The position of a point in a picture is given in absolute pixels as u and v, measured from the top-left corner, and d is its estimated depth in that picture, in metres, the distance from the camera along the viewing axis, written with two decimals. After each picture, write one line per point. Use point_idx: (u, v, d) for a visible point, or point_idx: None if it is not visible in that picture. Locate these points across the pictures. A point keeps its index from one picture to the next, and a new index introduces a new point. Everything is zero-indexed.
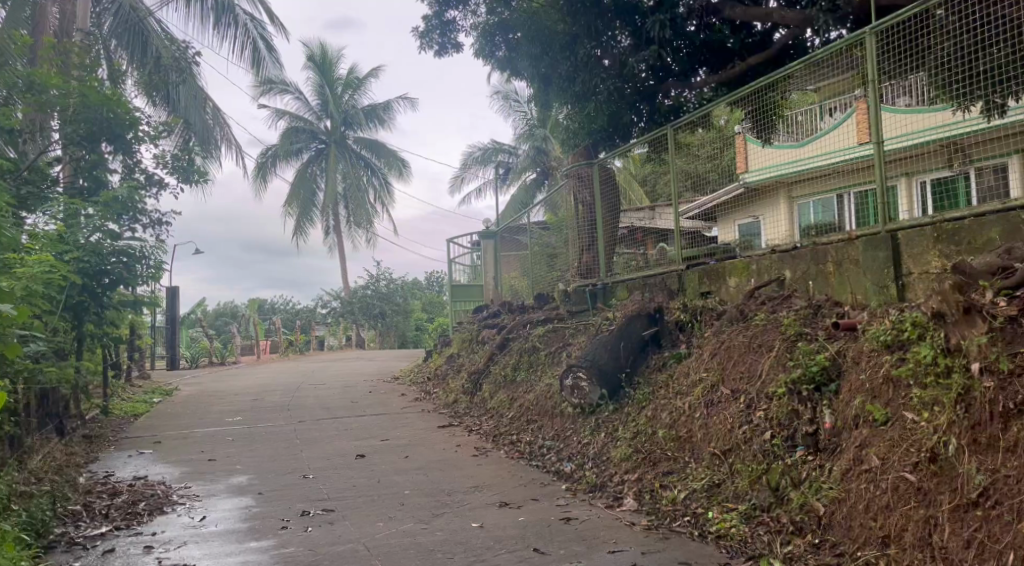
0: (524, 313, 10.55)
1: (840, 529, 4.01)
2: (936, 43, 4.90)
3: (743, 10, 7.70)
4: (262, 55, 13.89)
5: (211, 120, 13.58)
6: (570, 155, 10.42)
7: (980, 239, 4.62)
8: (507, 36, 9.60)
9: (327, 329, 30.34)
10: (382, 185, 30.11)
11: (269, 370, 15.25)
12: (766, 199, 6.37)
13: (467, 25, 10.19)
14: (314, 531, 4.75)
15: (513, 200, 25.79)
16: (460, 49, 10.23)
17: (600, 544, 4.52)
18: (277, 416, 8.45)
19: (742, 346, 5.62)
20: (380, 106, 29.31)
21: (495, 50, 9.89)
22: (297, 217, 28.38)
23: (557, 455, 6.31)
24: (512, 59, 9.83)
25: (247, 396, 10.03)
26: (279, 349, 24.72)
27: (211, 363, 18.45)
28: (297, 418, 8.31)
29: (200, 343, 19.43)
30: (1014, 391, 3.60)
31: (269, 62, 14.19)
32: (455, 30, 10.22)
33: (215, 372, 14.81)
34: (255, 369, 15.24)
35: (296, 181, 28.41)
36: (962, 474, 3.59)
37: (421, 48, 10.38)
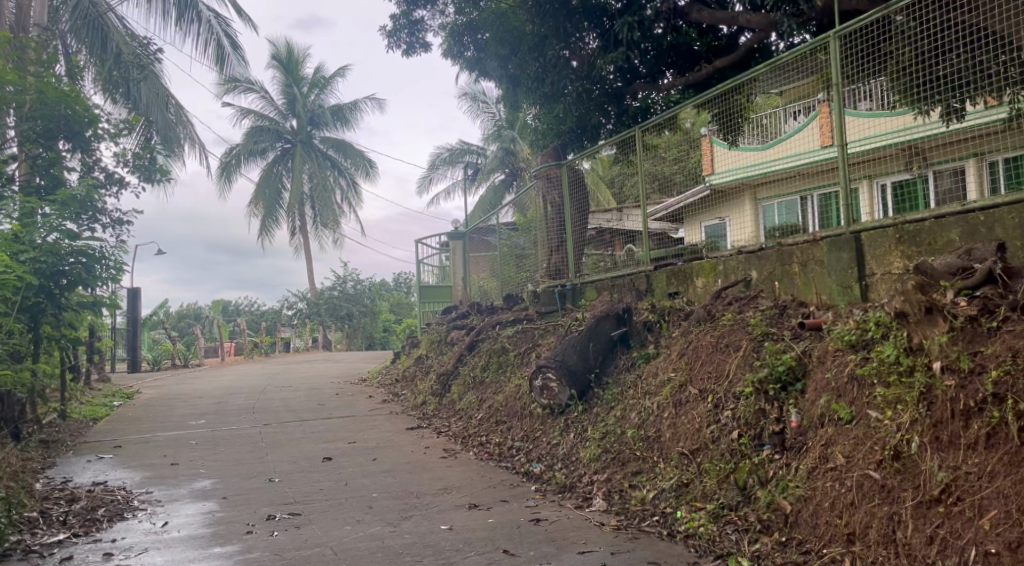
0: (493, 313, 10.54)
1: (806, 527, 4.02)
2: (897, 49, 5.02)
3: (709, 13, 7.74)
4: (226, 52, 13.71)
5: (174, 118, 13.34)
6: (538, 156, 10.42)
7: (940, 240, 4.72)
8: (475, 36, 9.59)
9: (293, 331, 30.11)
10: (349, 186, 29.98)
11: (232, 371, 15.11)
12: (732, 201, 6.42)
13: (435, 25, 10.17)
14: (279, 536, 4.66)
15: (482, 201, 25.65)
16: (428, 49, 10.19)
17: (571, 545, 4.50)
18: (241, 418, 8.32)
19: (709, 346, 5.64)
20: (348, 107, 29.22)
21: (463, 50, 9.87)
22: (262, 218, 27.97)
23: (526, 455, 6.28)
24: (480, 59, 9.82)
25: (210, 399, 9.88)
26: (244, 350, 24.51)
27: (174, 366, 18.17)
28: (262, 421, 8.18)
29: (160, 344, 19.10)
30: (974, 389, 3.67)
31: (234, 60, 14.01)
32: (423, 29, 10.18)
33: (176, 374, 14.59)
34: (216, 371, 15.02)
35: (262, 180, 27.96)
36: (924, 471, 3.65)
37: (389, 47, 10.33)
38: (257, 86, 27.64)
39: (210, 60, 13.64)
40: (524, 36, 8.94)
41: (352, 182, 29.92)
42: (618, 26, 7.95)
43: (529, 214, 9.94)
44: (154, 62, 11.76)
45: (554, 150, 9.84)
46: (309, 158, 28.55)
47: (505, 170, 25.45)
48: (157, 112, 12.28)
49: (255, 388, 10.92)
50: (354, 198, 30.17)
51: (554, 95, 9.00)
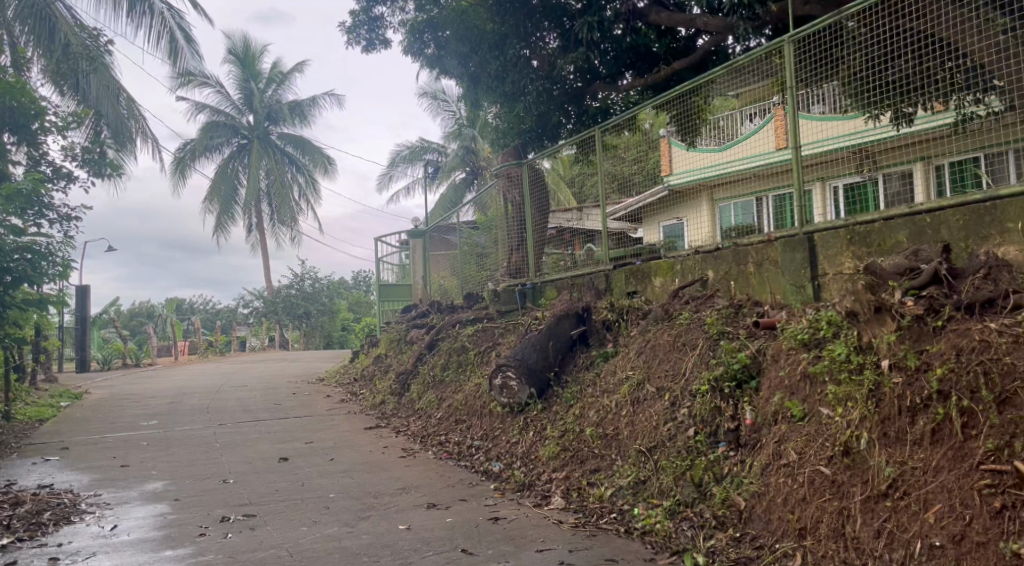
0: (453, 312, 10.51)
1: (760, 523, 4.09)
2: (848, 54, 5.17)
3: (667, 15, 7.84)
4: (180, 45, 13.42)
5: (126, 112, 13.00)
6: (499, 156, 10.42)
7: (889, 241, 4.87)
8: (435, 34, 9.38)
9: (250, 329, 29.66)
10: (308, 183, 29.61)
11: (186, 370, 14.86)
12: (689, 201, 6.50)
13: (395, 22, 10.09)
14: (234, 538, 4.58)
15: (442, 200, 25.36)
16: (388, 45, 10.10)
17: (528, 543, 4.51)
18: (195, 418, 8.17)
19: (667, 344, 5.70)
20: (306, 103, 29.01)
21: (422, 48, 9.61)
22: (218, 215, 27.46)
23: (485, 455, 6.27)
24: (441, 57, 9.61)
25: (163, 399, 9.67)
26: (197, 349, 24.09)
27: (124, 365, 17.78)
28: (216, 421, 8.04)
29: (111, 343, 18.66)
30: (920, 386, 3.79)
31: (188, 54, 13.72)
32: (383, 26, 10.11)
33: (125, 374, 14.28)
34: (168, 371, 14.75)
35: (218, 177, 27.40)
36: (872, 467, 3.74)
37: (348, 43, 10.23)
38: (213, 81, 27.13)
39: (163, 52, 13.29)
40: (484, 35, 8.82)
41: (311, 179, 29.53)
42: (579, 25, 8.00)
43: (489, 213, 9.93)
44: (105, 54, 11.49)
45: (514, 150, 9.82)
46: (265, 153, 28.09)
47: (466, 169, 25.39)
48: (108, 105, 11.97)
49: (209, 388, 10.73)
50: (313, 195, 29.79)
51: (515, 94, 9.02)
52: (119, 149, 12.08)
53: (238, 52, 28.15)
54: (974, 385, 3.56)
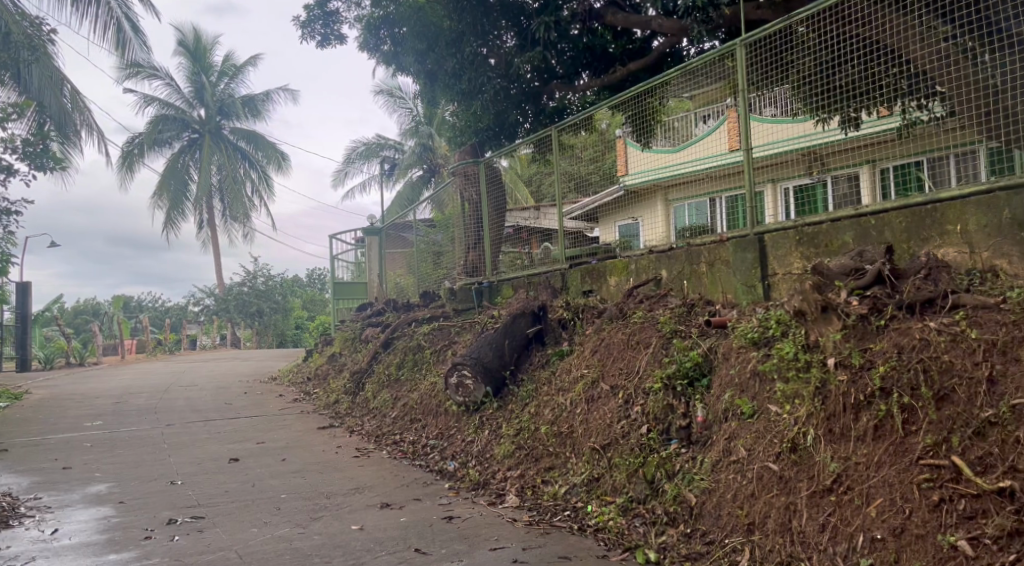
0: (409, 311, 10.45)
1: (710, 518, 4.14)
2: (799, 59, 5.29)
3: (624, 16, 7.94)
4: (128, 36, 13.12)
5: (70, 104, 12.60)
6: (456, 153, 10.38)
7: (836, 242, 5.00)
8: (392, 30, 9.43)
9: (200, 327, 29.12)
10: (260, 179, 29.18)
11: (132, 369, 14.51)
12: (645, 201, 6.56)
13: (350, 17, 10.00)
14: (181, 541, 4.49)
15: (399, 198, 25.13)
16: (343, 40, 10.00)
17: (482, 541, 4.49)
18: (141, 418, 7.99)
19: (621, 342, 5.76)
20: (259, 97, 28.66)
21: (379, 43, 9.67)
22: (168, 209, 26.74)
23: (440, 454, 6.23)
24: (397, 54, 9.64)
25: (108, 399, 9.43)
26: (145, 349, 23.59)
27: (67, 364, 17.33)
28: (164, 421, 7.87)
29: (52, 342, 18.14)
30: (863, 383, 3.89)
31: (136, 45, 13.43)
32: (338, 21, 10.02)
33: (66, 374, 13.88)
34: (112, 370, 14.41)
35: (167, 171, 26.71)
36: (818, 462, 3.82)
37: (302, 37, 10.10)
38: (163, 73, 26.52)
39: (110, 43, 12.96)
40: (441, 32, 8.78)
41: (264, 175, 29.18)
42: (536, 25, 8.08)
43: (446, 211, 9.90)
44: (47, 43, 11.11)
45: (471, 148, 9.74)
46: (217, 148, 27.62)
47: (424, 167, 25.24)
48: (49, 96, 11.62)
49: (157, 388, 10.50)
50: (266, 191, 29.45)
51: (471, 92, 9.02)
52: (63, 142, 11.74)
53: (189, 44, 27.55)
54: (915, 382, 3.69)
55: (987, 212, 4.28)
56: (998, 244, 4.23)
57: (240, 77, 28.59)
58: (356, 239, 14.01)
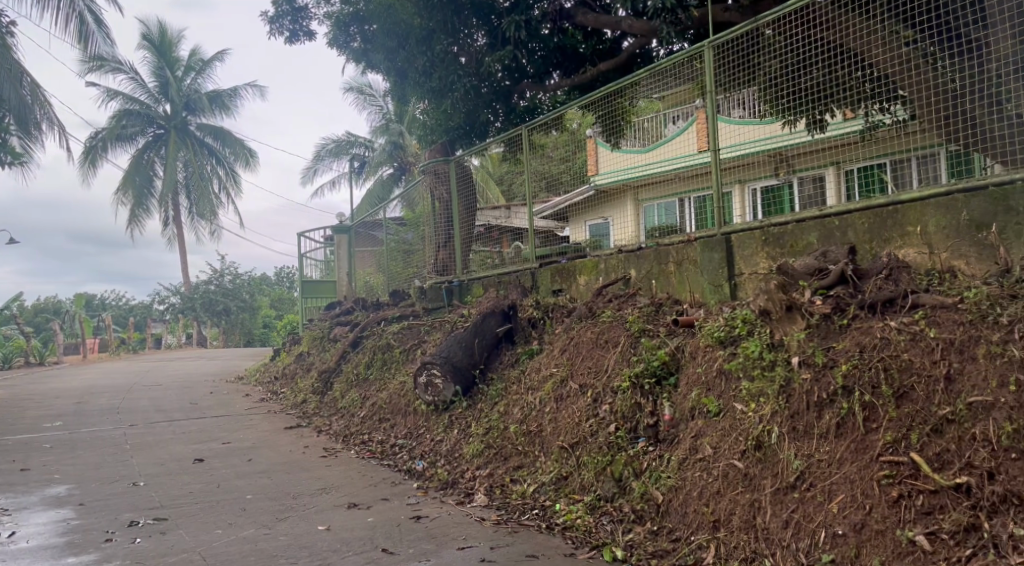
0: (379, 309, 10.41)
1: (676, 516, 4.17)
2: (765, 61, 5.33)
3: (593, 17, 8.05)
4: (91, 29, 12.88)
5: (29, 97, 12.28)
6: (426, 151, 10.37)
7: (801, 243, 5.07)
8: (361, 27, 9.42)
9: (165, 326, 28.76)
10: (227, 174, 29.09)
11: (94, 369, 14.26)
12: (615, 201, 6.60)
13: (319, 13, 9.91)
14: (142, 543, 4.41)
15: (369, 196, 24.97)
16: (312, 38, 9.94)
17: (450, 541, 4.47)
18: (103, 419, 7.85)
19: (590, 341, 5.79)
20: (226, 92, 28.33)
21: (349, 41, 9.63)
22: (132, 206, 26.40)
23: (409, 453, 6.21)
24: (367, 51, 9.61)
25: (68, 399, 9.24)
26: (109, 348, 23.20)
27: (24, 364, 16.93)
28: (126, 421, 7.75)
29: (9, 342, 17.72)
30: (827, 382, 3.95)
31: (99, 38, 13.24)
32: (307, 17, 9.92)
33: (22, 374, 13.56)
34: (71, 370, 14.12)
35: (132, 166, 26.27)
36: (782, 460, 3.87)
37: (270, 33, 9.98)
38: (127, 67, 26.05)
39: (73, 36, 12.70)
40: (411, 29, 8.66)
41: (231, 171, 29.12)
42: (505, 24, 8.03)
43: (416, 209, 9.87)
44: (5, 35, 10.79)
45: (441, 146, 9.83)
46: (183, 144, 27.36)
47: (394, 165, 25.10)
48: (9, 88, 11.33)
49: (119, 388, 10.30)
50: (233, 188, 29.34)
51: (441, 90, 8.93)
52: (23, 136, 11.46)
53: (154, 39, 27.00)
54: (875, 381, 3.75)
55: (946, 215, 4.37)
56: (956, 245, 4.33)
57: (206, 72, 28.13)
58: (325, 237, 13.93)
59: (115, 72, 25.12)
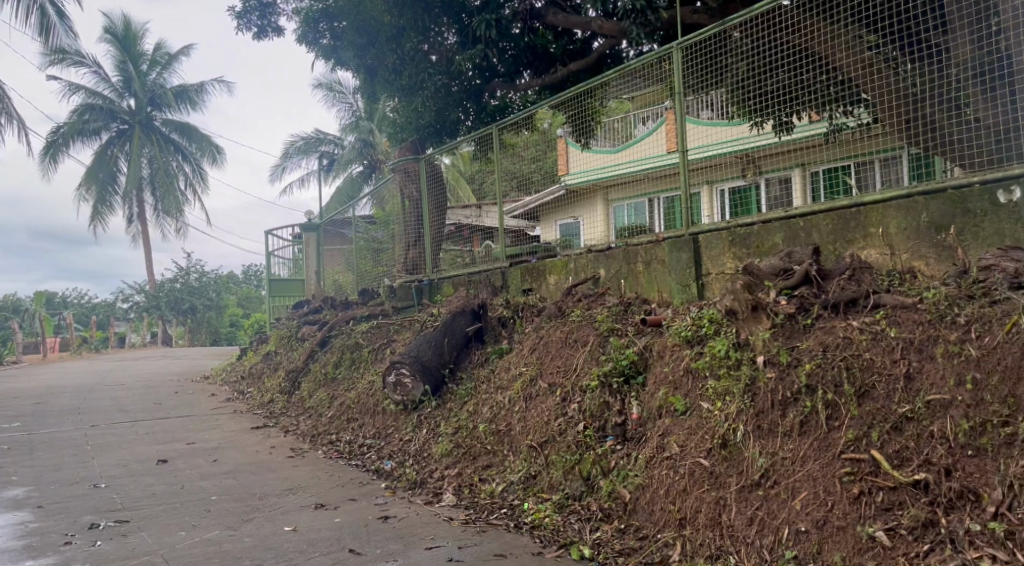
0: (348, 308, 10.34)
1: (643, 514, 4.20)
2: (733, 63, 5.39)
3: (564, 17, 8.11)
4: (52, 21, 12.62)
5: None
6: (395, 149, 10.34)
7: (767, 244, 5.14)
8: (331, 23, 9.30)
9: (129, 325, 28.30)
10: (194, 171, 28.82)
11: (54, 368, 13.97)
12: (586, 201, 6.63)
13: (288, 9, 9.79)
14: (103, 546, 4.34)
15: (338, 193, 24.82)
16: (281, 33, 9.84)
17: (418, 541, 4.44)
18: (63, 420, 7.69)
19: (559, 340, 5.82)
20: (192, 87, 27.91)
21: (319, 37, 9.52)
22: (95, 202, 25.89)
23: (377, 453, 6.18)
24: (337, 48, 9.50)
25: (27, 400, 9.03)
26: (70, 347, 22.72)
27: None
28: (88, 421, 7.61)
29: None
30: (791, 381, 4.01)
31: (61, 31, 12.98)
32: (275, 13, 9.83)
33: None
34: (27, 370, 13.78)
35: (95, 160, 25.77)
36: (747, 458, 3.92)
37: (238, 28, 9.88)
38: (90, 61, 25.53)
39: (34, 28, 12.43)
40: (382, 26, 8.66)
41: (198, 168, 28.79)
42: (475, 23, 8.03)
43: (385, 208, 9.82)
44: None
45: (410, 144, 9.82)
46: (147, 139, 26.95)
47: (363, 163, 24.98)
48: None
49: (81, 388, 10.11)
50: (201, 185, 28.99)
51: (412, 88, 8.94)
52: None
53: (117, 33, 26.46)
54: (838, 380, 3.81)
55: (906, 216, 4.45)
56: (916, 246, 4.42)
57: (173, 67, 27.70)
58: (293, 235, 13.80)
59: (78, 65, 24.61)
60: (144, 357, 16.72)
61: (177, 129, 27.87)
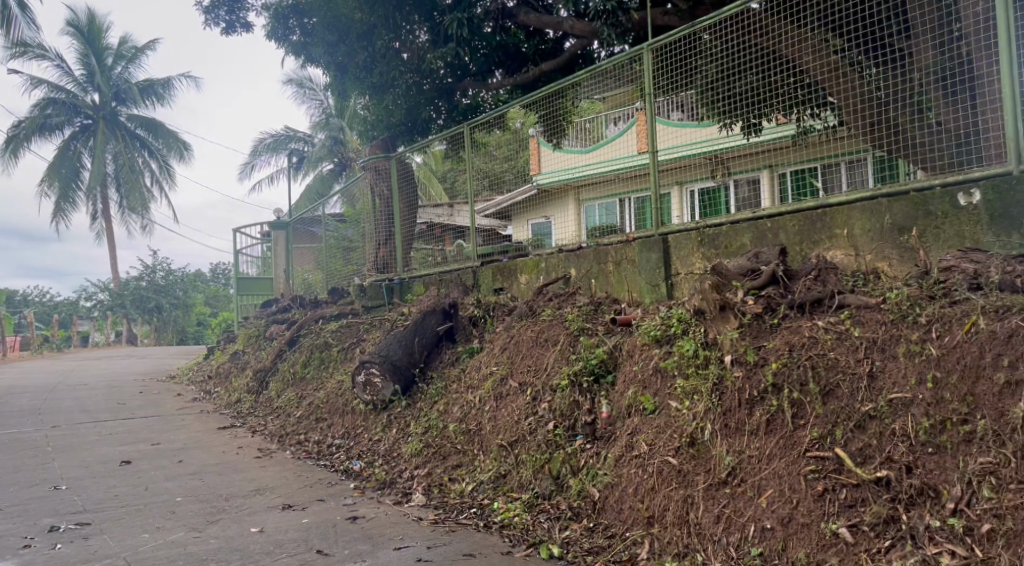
0: (317, 307, 10.25)
1: (612, 512, 4.22)
2: (703, 65, 5.43)
3: (536, 17, 8.13)
4: (13, 13, 12.34)
5: None
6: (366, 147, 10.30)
7: (735, 244, 5.19)
8: (301, 20, 9.17)
9: (93, 324, 27.78)
10: (160, 168, 28.42)
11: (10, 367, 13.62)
12: (558, 200, 6.64)
13: (256, 5, 9.68)
14: (63, 549, 4.25)
15: (308, 193, 24.53)
16: (249, 29, 9.74)
17: (387, 541, 4.41)
18: (23, 420, 7.52)
19: (529, 339, 5.82)
20: (159, 82, 27.49)
21: (288, 33, 9.38)
22: (57, 199, 25.43)
23: (346, 454, 6.13)
24: (307, 45, 9.40)
25: None
26: (31, 346, 22.21)
27: None
28: (48, 422, 7.45)
29: None
30: (758, 380, 4.05)
31: (23, 24, 12.71)
32: (244, 8, 9.72)
33: None
34: None
35: (57, 156, 25.22)
36: (714, 456, 3.95)
37: (206, 23, 9.75)
38: (52, 55, 25.02)
39: None
40: (353, 24, 8.63)
41: (165, 165, 28.39)
42: (447, 22, 8.03)
43: (355, 206, 9.78)
44: None
45: (381, 142, 9.76)
46: (112, 135, 26.50)
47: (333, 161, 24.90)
48: None
49: (41, 388, 9.88)
50: (168, 182, 28.61)
51: (383, 85, 8.96)
52: None
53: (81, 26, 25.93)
54: (803, 378, 3.86)
55: (871, 218, 4.52)
56: (880, 247, 4.48)
57: (140, 61, 27.20)
58: (262, 233, 13.63)
59: (40, 58, 24.09)
60: (104, 357, 16.37)
61: (141, 124, 27.36)
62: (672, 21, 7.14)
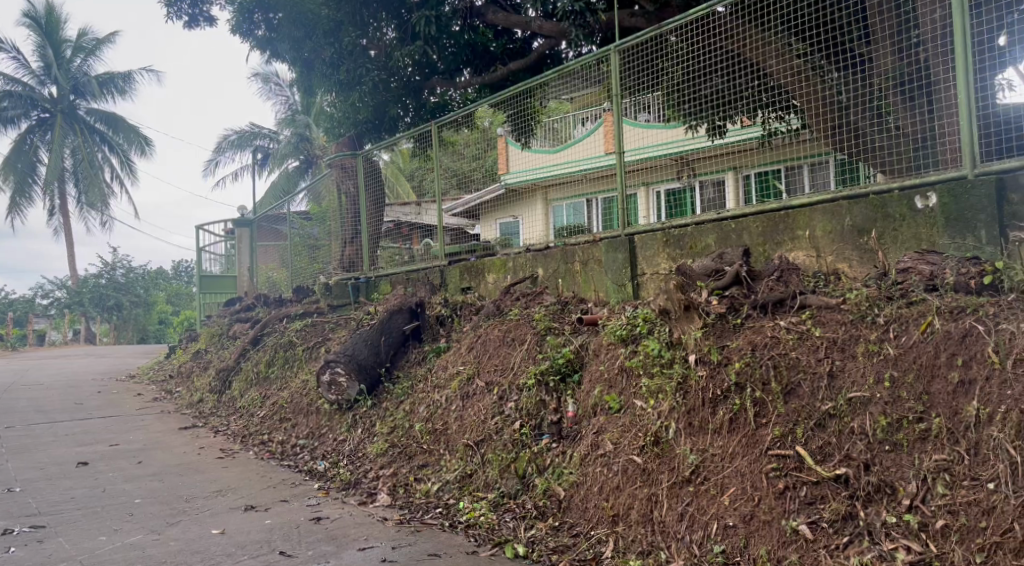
0: (283, 306, 10.15)
1: (577, 512, 4.23)
2: (668, 66, 5.48)
3: (504, 16, 8.16)
4: None
5: None
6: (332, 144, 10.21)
7: (700, 244, 5.23)
8: (267, 15, 9.08)
9: (50, 322, 27.11)
10: (121, 164, 27.86)
11: None
12: (526, 200, 6.64)
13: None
14: (17, 553, 4.14)
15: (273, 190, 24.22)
16: (213, 23, 9.60)
17: (351, 541, 4.37)
18: None
19: (496, 339, 5.82)
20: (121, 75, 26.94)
21: (253, 28, 9.25)
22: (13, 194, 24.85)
23: (310, 454, 6.08)
24: (272, 40, 9.31)
25: None
26: None
27: None
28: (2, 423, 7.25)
29: None
30: (721, 379, 4.08)
31: None
32: (207, 2, 9.58)
33: None
34: None
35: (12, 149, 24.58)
36: (678, 455, 3.98)
37: (168, 16, 9.59)
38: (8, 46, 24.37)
39: None
40: (319, 20, 8.54)
41: (126, 160, 27.85)
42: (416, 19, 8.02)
43: (321, 203, 9.72)
44: None
45: (347, 140, 9.66)
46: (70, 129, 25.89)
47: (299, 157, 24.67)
48: None
49: None
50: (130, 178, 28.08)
51: (350, 83, 8.82)
52: None
53: (38, 18, 25.32)
54: (765, 377, 3.91)
55: (832, 220, 4.59)
56: (841, 248, 4.56)
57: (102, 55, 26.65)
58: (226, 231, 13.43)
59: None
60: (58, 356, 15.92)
61: (103, 118, 26.79)
62: (638, 23, 7.21)
